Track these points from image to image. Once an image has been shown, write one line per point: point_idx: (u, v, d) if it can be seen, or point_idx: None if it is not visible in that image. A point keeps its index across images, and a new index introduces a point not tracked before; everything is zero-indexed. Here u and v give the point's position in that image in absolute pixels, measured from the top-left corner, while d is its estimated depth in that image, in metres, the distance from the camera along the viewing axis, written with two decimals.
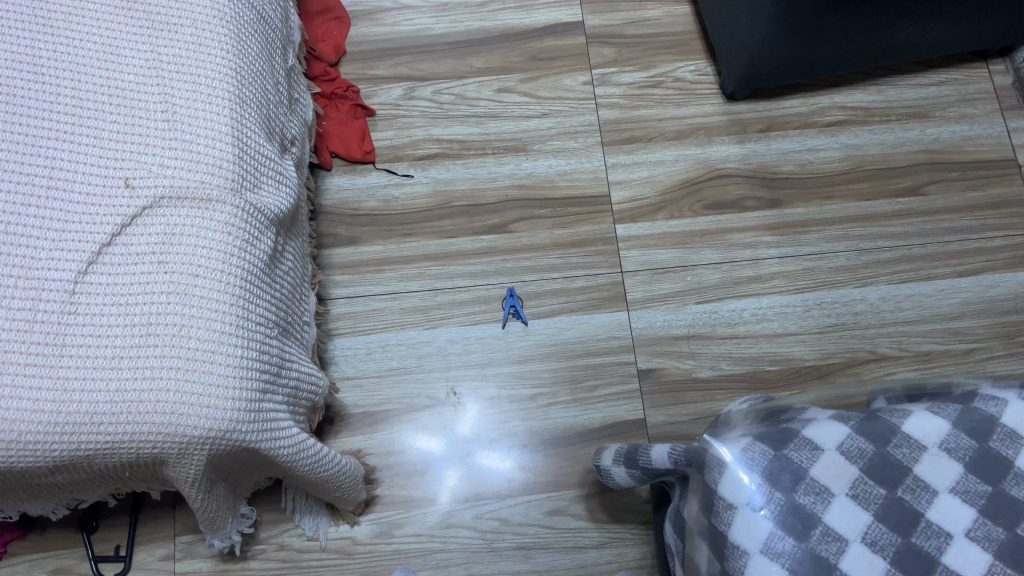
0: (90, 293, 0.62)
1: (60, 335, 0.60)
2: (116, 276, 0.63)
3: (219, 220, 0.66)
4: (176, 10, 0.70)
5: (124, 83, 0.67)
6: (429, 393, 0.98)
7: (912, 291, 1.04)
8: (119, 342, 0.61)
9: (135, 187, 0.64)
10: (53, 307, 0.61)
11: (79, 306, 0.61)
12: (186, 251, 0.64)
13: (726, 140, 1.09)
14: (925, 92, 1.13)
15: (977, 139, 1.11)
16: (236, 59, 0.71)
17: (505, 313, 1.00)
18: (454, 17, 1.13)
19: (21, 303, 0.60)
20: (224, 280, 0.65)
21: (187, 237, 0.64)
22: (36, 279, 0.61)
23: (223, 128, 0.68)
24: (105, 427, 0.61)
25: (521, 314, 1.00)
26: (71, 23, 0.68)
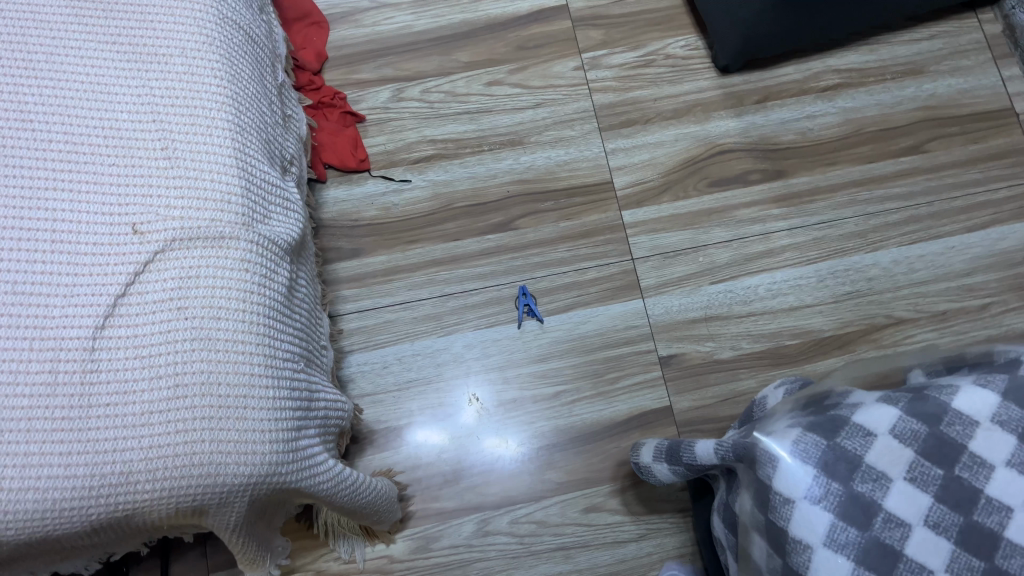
0: (110, 348, 0.59)
1: (85, 395, 0.58)
2: (136, 327, 0.60)
3: (235, 259, 0.63)
4: (163, 41, 0.67)
5: (119, 122, 0.64)
6: (451, 402, 0.96)
7: (923, 251, 1.03)
8: (146, 396, 0.59)
9: (145, 232, 0.62)
10: (74, 367, 0.58)
11: (101, 363, 0.58)
12: (205, 293, 0.62)
13: (724, 115, 1.07)
14: (918, 48, 1.12)
15: (973, 91, 1.10)
16: (231, 87, 0.69)
17: (519, 313, 0.99)
18: (435, 12, 1.10)
19: (40, 365, 0.58)
20: (247, 320, 0.62)
21: (204, 279, 0.62)
22: (53, 339, 0.58)
23: (227, 160, 0.66)
24: (141, 485, 0.58)
25: (536, 312, 0.99)
26: (56, 64, 0.64)
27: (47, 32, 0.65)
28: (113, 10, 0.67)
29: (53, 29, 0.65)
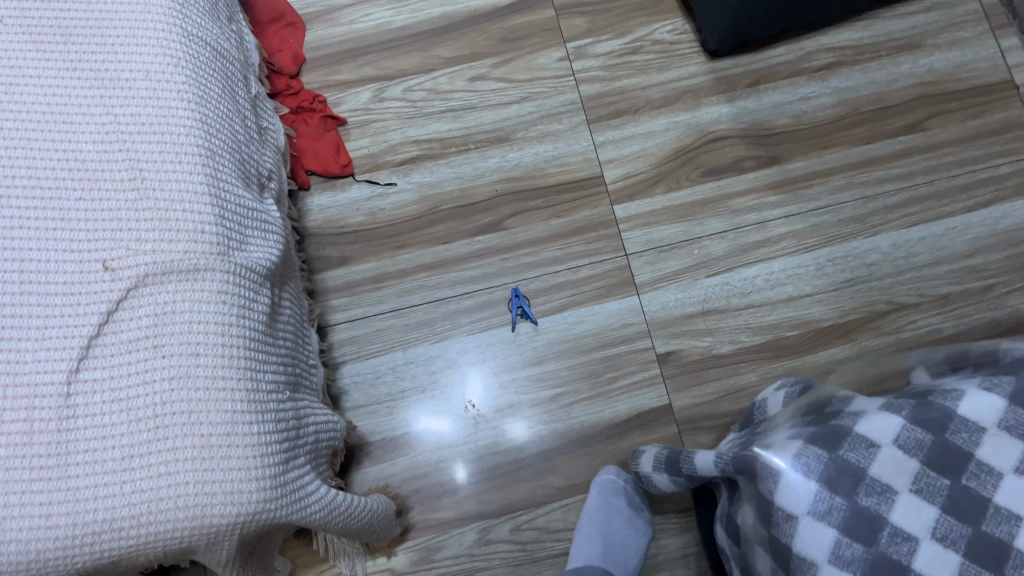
0: (86, 391, 0.57)
1: (63, 443, 0.56)
2: (111, 369, 0.58)
3: (211, 291, 0.61)
4: (126, 64, 0.65)
5: (84, 153, 0.62)
6: (451, 397, 0.95)
7: (924, 233, 1.01)
8: (126, 440, 0.57)
9: (116, 268, 0.59)
10: (50, 414, 0.56)
11: (77, 408, 0.56)
12: (181, 330, 0.60)
13: (715, 100, 1.04)
14: (913, 22, 1.08)
15: (971, 64, 1.07)
16: (199, 109, 0.66)
17: (513, 316, 0.97)
18: (414, 6, 1.06)
19: (14, 413, 0.56)
20: (227, 354, 0.60)
21: (180, 314, 0.60)
22: (26, 385, 0.56)
23: (198, 187, 0.63)
24: (126, 531, 0.57)
25: (530, 314, 0.97)
26: (15, 95, 0.62)
27: (5, 62, 0.62)
28: (72, 34, 0.64)
29: (10, 59, 0.62)
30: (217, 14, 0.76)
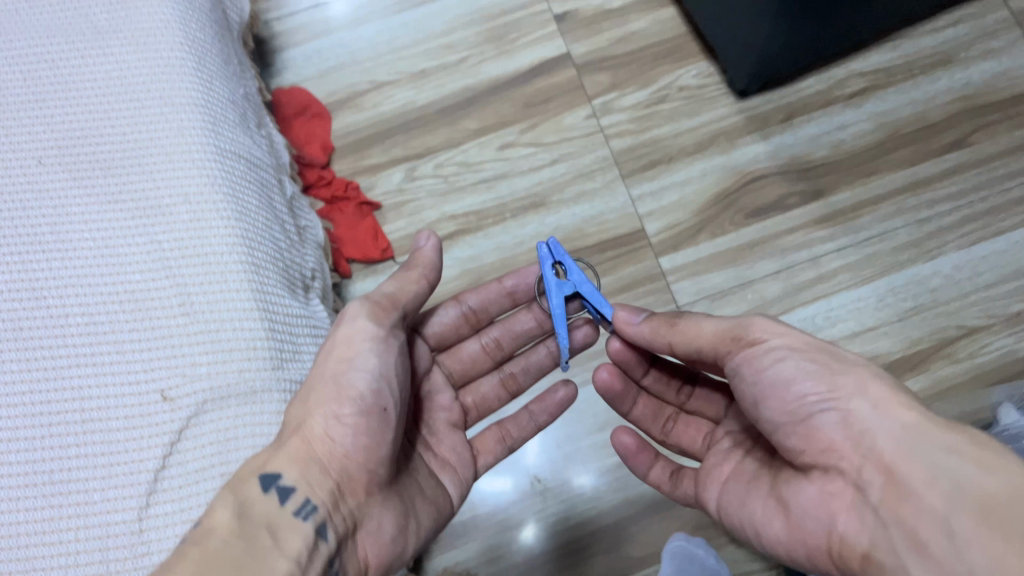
0: (166, 503, 0.57)
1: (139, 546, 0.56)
2: (188, 488, 0.58)
3: (262, 387, 0.62)
4: (166, 226, 0.64)
5: (134, 285, 0.62)
6: None
7: (985, 252, 0.96)
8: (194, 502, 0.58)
9: (161, 488, 0.57)
10: (127, 536, 0.56)
11: (154, 530, 0.56)
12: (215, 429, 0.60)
13: (750, 140, 1.02)
14: (944, 36, 1.05)
15: (1010, 73, 1.03)
16: (240, 226, 0.67)
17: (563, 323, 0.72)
18: (436, 83, 1.07)
19: (97, 530, 0.55)
20: None
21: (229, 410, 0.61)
22: (110, 498, 0.56)
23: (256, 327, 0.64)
24: None
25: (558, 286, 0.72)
26: (26, 259, 0.62)
27: (47, 204, 0.64)
28: (128, 199, 0.65)
29: (35, 227, 0.63)
30: (268, 190, 0.75)
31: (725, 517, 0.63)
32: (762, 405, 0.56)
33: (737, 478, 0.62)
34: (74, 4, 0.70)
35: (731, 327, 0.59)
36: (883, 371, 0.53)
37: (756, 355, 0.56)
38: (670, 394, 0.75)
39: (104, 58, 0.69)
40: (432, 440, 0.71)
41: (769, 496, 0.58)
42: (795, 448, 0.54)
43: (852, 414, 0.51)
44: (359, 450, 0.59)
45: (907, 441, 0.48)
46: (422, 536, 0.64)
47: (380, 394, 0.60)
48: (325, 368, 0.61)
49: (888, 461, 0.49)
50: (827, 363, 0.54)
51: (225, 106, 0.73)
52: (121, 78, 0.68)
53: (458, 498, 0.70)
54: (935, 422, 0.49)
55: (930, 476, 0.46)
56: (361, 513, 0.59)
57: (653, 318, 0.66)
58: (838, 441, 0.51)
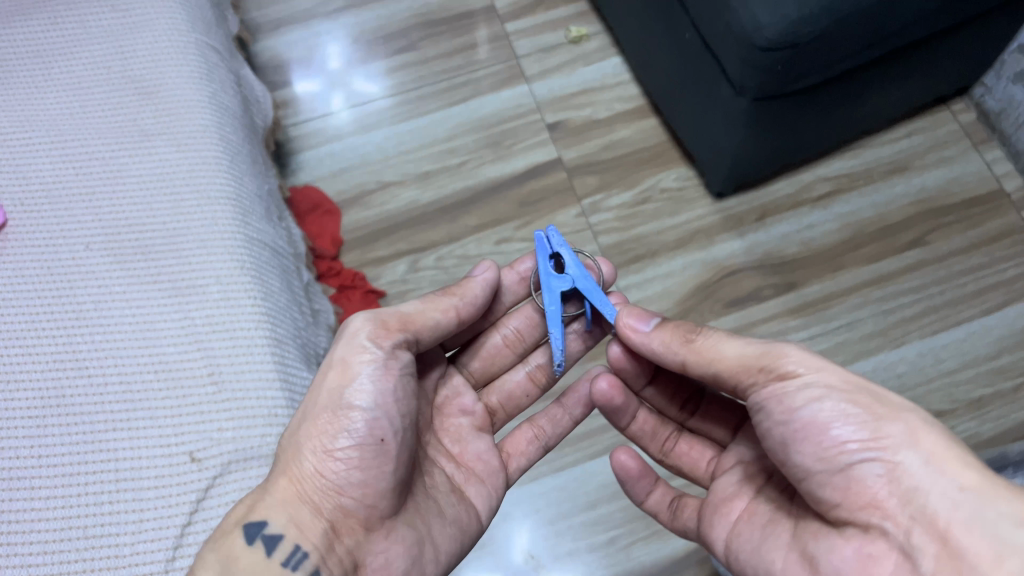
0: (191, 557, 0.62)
1: None
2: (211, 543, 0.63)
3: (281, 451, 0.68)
4: (198, 304, 0.71)
5: (167, 356, 0.69)
6: (540, 481, 1.01)
7: (946, 341, 1.04)
8: None
9: (186, 542, 0.62)
10: None
11: None
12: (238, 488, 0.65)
13: (727, 237, 1.11)
14: (900, 146, 1.16)
15: (961, 179, 1.13)
16: (265, 305, 0.74)
17: (556, 322, 0.73)
18: (438, 183, 1.16)
19: None
20: None
21: (251, 471, 0.66)
22: (139, 552, 0.61)
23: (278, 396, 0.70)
24: None
25: (551, 282, 0.73)
26: (70, 332, 0.68)
27: (92, 283, 0.70)
28: (165, 279, 0.72)
29: (80, 303, 0.69)
30: (288, 275, 0.82)
31: (735, 561, 0.61)
32: (794, 449, 0.53)
33: (750, 522, 0.60)
34: (124, 109, 0.79)
35: (759, 354, 0.57)
36: (930, 414, 0.52)
37: (789, 392, 0.54)
38: (671, 410, 0.77)
39: (148, 156, 0.77)
40: (456, 448, 0.75)
41: (791, 548, 0.56)
42: (830, 500, 0.52)
43: (899, 467, 0.50)
44: (355, 486, 0.61)
45: (967, 509, 0.47)
46: (439, 561, 0.66)
47: (377, 424, 0.62)
48: (326, 388, 0.64)
49: (943, 527, 0.47)
50: (871, 406, 0.52)
51: (253, 199, 0.81)
52: (163, 174, 0.77)
53: (486, 508, 0.73)
54: (995, 486, 0.47)
55: (997, 553, 0.45)
56: (364, 551, 0.61)
57: (663, 329, 0.65)
58: (881, 496, 0.49)
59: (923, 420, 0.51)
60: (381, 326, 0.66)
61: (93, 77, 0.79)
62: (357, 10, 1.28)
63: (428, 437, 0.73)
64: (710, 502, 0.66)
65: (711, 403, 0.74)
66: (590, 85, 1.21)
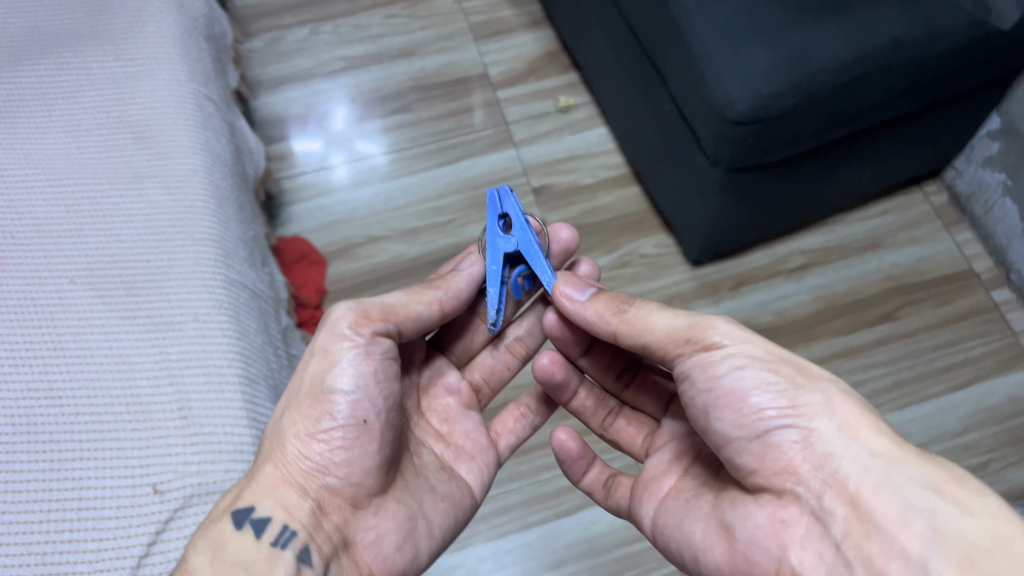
0: None
1: None
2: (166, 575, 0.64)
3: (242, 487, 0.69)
4: (175, 340, 0.73)
5: (139, 389, 0.70)
6: (508, 537, 1.00)
7: (914, 414, 1.05)
8: None
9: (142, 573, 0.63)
10: None
11: None
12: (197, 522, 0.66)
13: (702, 304, 1.14)
14: (873, 223, 1.19)
15: (932, 257, 1.17)
16: (239, 345, 0.76)
17: (494, 281, 0.75)
18: (423, 239, 1.19)
19: None
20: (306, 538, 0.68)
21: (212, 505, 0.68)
22: None
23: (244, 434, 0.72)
24: None
25: (496, 241, 0.75)
26: (46, 361, 0.69)
27: (73, 315, 0.72)
28: (144, 315, 0.74)
29: (59, 334, 0.71)
30: (266, 318, 0.84)
31: (660, 533, 0.66)
32: (715, 414, 0.58)
33: (676, 498, 0.65)
34: (119, 151, 0.82)
35: (687, 326, 0.61)
36: (847, 385, 0.56)
37: (712, 361, 0.58)
38: (609, 381, 0.82)
39: (138, 198, 0.80)
40: (445, 427, 0.79)
41: (711, 519, 0.60)
42: (748, 466, 0.56)
43: (814, 434, 0.54)
44: (340, 465, 0.63)
45: (876, 473, 0.51)
46: (434, 537, 0.69)
47: (361, 405, 0.64)
48: (309, 375, 0.65)
49: (853, 490, 0.51)
50: (790, 376, 0.56)
51: (236, 243, 0.84)
52: (151, 215, 0.79)
53: (478, 482, 0.76)
54: (905, 454, 0.51)
55: (903, 514, 0.49)
56: (353, 528, 0.64)
57: (597, 301, 0.69)
58: (796, 461, 0.53)
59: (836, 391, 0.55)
60: (362, 316, 0.67)
61: (92, 121, 0.83)
62: (356, 72, 1.33)
63: (417, 418, 0.77)
64: (642, 480, 0.71)
65: (644, 380, 0.80)
66: (575, 152, 1.25)
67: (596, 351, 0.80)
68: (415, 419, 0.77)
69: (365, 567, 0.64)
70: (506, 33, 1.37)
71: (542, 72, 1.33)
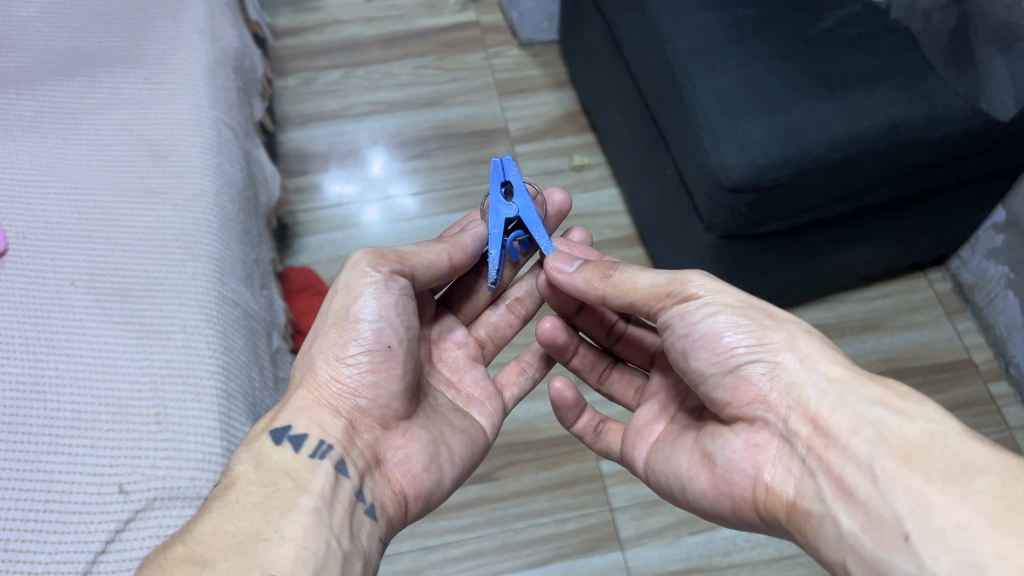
0: None
1: None
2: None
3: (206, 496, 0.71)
4: (162, 348, 0.76)
5: (121, 392, 0.73)
6: None
7: None
8: None
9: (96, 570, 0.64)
10: None
11: None
12: (156, 526, 0.68)
13: None
14: (873, 304, 1.20)
15: (931, 343, 1.16)
16: (222, 360, 0.79)
17: (497, 243, 0.79)
18: None
19: None
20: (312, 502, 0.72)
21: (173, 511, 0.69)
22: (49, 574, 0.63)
23: (215, 444, 0.73)
24: None
25: (499, 207, 0.80)
26: (36, 356, 0.72)
27: (68, 316, 0.75)
28: (136, 321, 0.77)
29: (53, 332, 0.74)
30: (255, 338, 0.87)
31: (654, 472, 0.72)
32: (693, 355, 0.63)
33: (666, 439, 0.71)
34: (135, 167, 0.86)
35: (666, 282, 0.66)
36: (809, 326, 0.62)
37: (690, 310, 0.63)
38: (601, 335, 0.85)
39: (146, 212, 0.84)
40: (454, 376, 0.80)
41: (697, 453, 0.66)
42: (722, 399, 0.63)
43: (780, 366, 0.60)
44: (368, 387, 0.66)
45: (833, 395, 0.57)
46: (456, 464, 0.71)
47: (384, 332, 0.67)
48: (334, 309, 0.68)
49: (814, 411, 0.57)
50: (759, 319, 0.62)
51: (235, 263, 0.87)
52: (157, 229, 0.83)
53: (490, 425, 0.78)
54: (858, 377, 0.57)
55: (854, 425, 0.55)
56: (383, 447, 0.67)
57: (585, 270, 0.72)
58: (765, 390, 0.60)
59: (794, 327, 0.62)
60: (376, 256, 0.70)
61: (114, 136, 0.88)
62: (382, 116, 1.39)
63: (428, 367, 0.79)
64: (632, 427, 0.76)
65: (631, 337, 0.83)
66: (584, 210, 1.28)
67: (586, 311, 0.83)
68: (427, 367, 0.79)
69: (397, 485, 0.67)
70: (529, 92, 1.41)
71: (560, 131, 1.36)
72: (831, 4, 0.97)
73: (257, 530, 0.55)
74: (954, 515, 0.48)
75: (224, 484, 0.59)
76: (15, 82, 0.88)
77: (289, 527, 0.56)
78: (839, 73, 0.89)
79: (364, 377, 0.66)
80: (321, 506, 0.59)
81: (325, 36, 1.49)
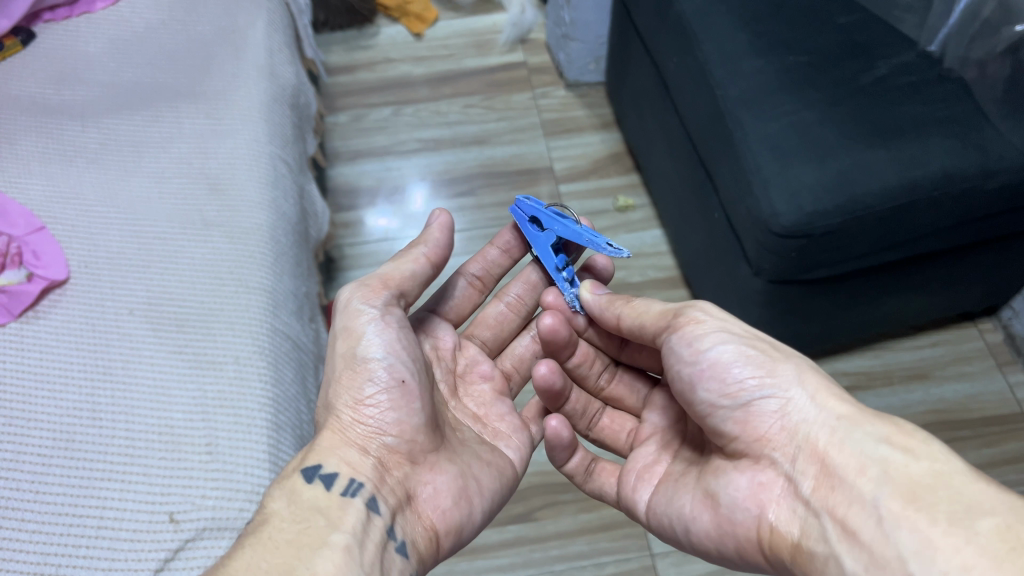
0: None
1: None
2: None
3: None
4: (215, 378, 0.77)
5: (173, 420, 0.74)
6: None
7: None
8: None
9: None
10: None
11: None
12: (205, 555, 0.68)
13: None
14: (921, 353, 1.18)
15: (981, 395, 1.14)
16: (273, 392, 0.79)
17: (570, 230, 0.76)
18: None
19: None
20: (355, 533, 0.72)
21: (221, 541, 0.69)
22: None
23: (264, 476, 0.74)
24: None
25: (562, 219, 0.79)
26: (93, 384, 0.74)
27: (125, 345, 0.77)
28: (190, 352, 0.78)
29: (110, 361, 0.76)
30: (304, 371, 0.88)
31: (654, 515, 0.70)
32: (700, 386, 0.63)
33: (667, 481, 0.70)
34: (193, 200, 0.88)
35: (677, 307, 0.67)
36: (813, 363, 0.62)
37: (696, 336, 0.63)
38: (592, 380, 0.85)
39: (203, 244, 0.86)
40: (481, 410, 0.80)
41: (698, 494, 0.65)
42: (731, 433, 0.62)
43: (790, 403, 0.60)
44: (392, 424, 0.67)
45: (841, 432, 0.56)
46: (485, 497, 0.70)
47: (396, 367, 0.67)
48: (339, 352, 0.69)
49: (822, 450, 0.56)
50: (765, 352, 0.62)
51: (287, 297, 0.89)
52: (213, 261, 0.85)
53: (518, 457, 0.78)
54: (867, 415, 0.57)
55: (860, 464, 0.54)
56: (413, 482, 0.68)
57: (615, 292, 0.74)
58: (775, 426, 0.60)
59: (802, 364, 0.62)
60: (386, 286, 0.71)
61: (175, 169, 0.90)
62: (429, 153, 1.41)
63: (454, 400, 0.79)
64: (631, 467, 0.75)
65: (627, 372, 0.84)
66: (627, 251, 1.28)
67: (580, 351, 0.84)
68: (453, 402, 0.79)
69: (428, 521, 0.67)
70: (575, 132, 1.43)
71: (605, 171, 1.37)
72: (885, 52, 0.97)
73: (289, 567, 0.55)
74: (959, 557, 0.46)
75: (257, 521, 0.60)
76: (82, 116, 0.91)
77: (320, 565, 0.56)
78: (892, 121, 0.89)
79: (387, 412, 0.67)
80: (353, 544, 0.59)
81: (376, 74, 1.52)
